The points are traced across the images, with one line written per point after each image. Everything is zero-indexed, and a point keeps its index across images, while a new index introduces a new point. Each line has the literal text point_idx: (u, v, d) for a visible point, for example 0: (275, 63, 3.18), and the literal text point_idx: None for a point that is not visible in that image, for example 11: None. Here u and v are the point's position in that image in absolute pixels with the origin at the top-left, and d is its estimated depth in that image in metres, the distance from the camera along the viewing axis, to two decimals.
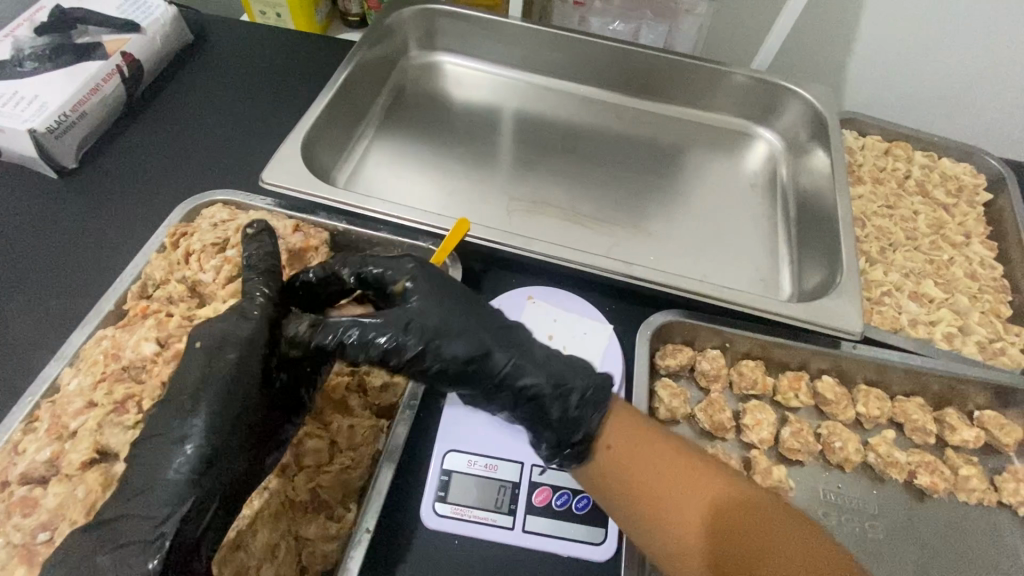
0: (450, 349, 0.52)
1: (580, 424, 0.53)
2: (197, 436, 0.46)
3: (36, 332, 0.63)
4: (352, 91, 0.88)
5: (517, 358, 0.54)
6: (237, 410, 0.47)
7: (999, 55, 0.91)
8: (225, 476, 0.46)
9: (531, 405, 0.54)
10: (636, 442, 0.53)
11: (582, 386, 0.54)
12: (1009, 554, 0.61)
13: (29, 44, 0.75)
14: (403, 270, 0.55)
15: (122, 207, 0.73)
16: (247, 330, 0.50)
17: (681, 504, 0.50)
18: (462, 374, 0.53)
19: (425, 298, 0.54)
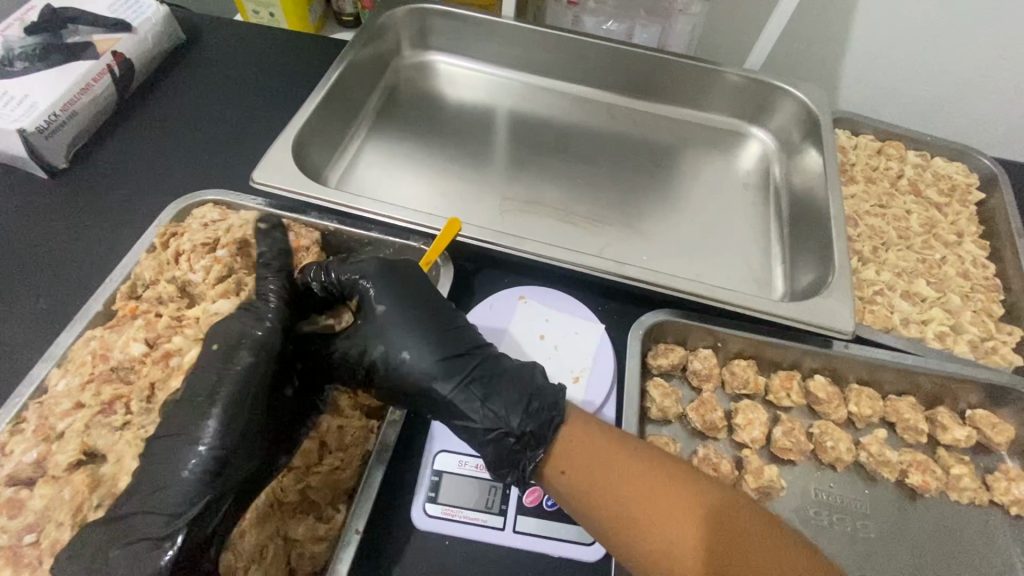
0: (395, 376, 0.54)
1: (513, 462, 0.52)
2: (213, 435, 0.45)
3: (26, 332, 0.63)
4: (344, 91, 0.87)
5: (457, 393, 0.53)
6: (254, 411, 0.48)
7: (992, 55, 0.91)
8: (239, 476, 0.46)
9: (465, 436, 0.54)
10: (607, 454, 0.52)
11: (517, 428, 0.51)
12: (1001, 553, 0.60)
13: (19, 44, 0.75)
14: (362, 291, 0.57)
15: (113, 206, 0.73)
16: (261, 333, 0.51)
17: (654, 521, 0.48)
18: (408, 399, 0.55)
19: (377, 320, 0.55)
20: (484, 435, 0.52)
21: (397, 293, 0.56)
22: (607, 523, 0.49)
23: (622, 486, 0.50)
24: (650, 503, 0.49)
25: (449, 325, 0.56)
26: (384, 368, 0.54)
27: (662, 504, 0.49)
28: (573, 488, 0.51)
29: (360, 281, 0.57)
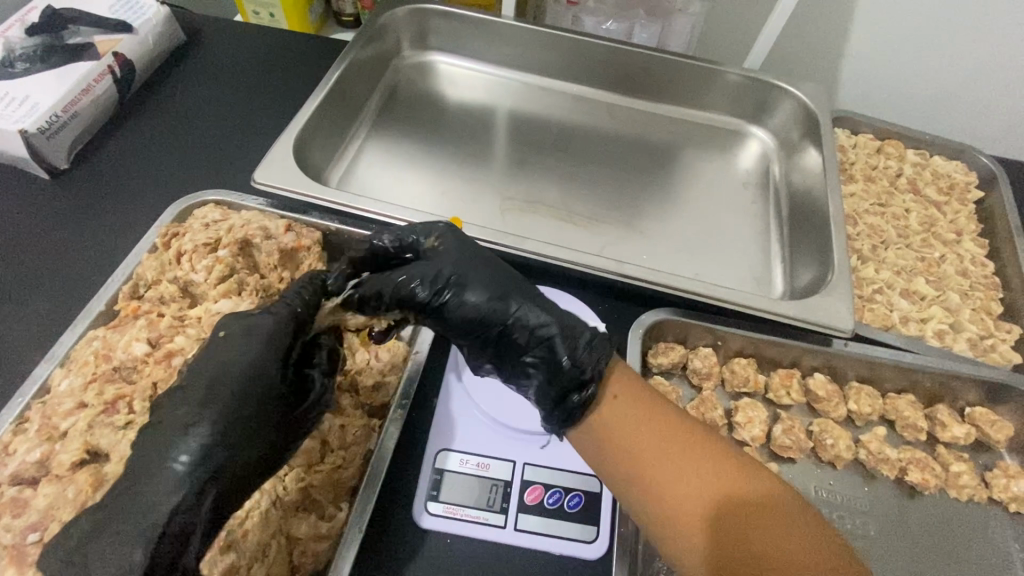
0: (465, 298, 0.52)
1: (586, 368, 0.51)
2: (212, 427, 0.42)
3: (28, 333, 0.63)
4: (344, 91, 0.87)
5: (528, 306, 0.52)
6: (259, 403, 0.44)
7: (991, 54, 0.92)
8: (238, 473, 0.42)
9: (542, 354, 0.52)
10: (641, 413, 0.50)
11: (591, 331, 0.52)
12: (1000, 550, 0.61)
13: (21, 45, 0.75)
14: (429, 228, 0.57)
15: (115, 207, 0.73)
16: (270, 322, 0.48)
17: (675, 491, 0.46)
18: (474, 326, 0.53)
19: (447, 248, 0.55)
20: (559, 343, 0.51)
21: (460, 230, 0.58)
22: (627, 482, 0.48)
23: (646, 452, 0.48)
24: (676, 472, 0.46)
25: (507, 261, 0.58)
26: (455, 290, 0.52)
27: (684, 476, 0.46)
28: (601, 440, 0.50)
29: (422, 228, 0.57)
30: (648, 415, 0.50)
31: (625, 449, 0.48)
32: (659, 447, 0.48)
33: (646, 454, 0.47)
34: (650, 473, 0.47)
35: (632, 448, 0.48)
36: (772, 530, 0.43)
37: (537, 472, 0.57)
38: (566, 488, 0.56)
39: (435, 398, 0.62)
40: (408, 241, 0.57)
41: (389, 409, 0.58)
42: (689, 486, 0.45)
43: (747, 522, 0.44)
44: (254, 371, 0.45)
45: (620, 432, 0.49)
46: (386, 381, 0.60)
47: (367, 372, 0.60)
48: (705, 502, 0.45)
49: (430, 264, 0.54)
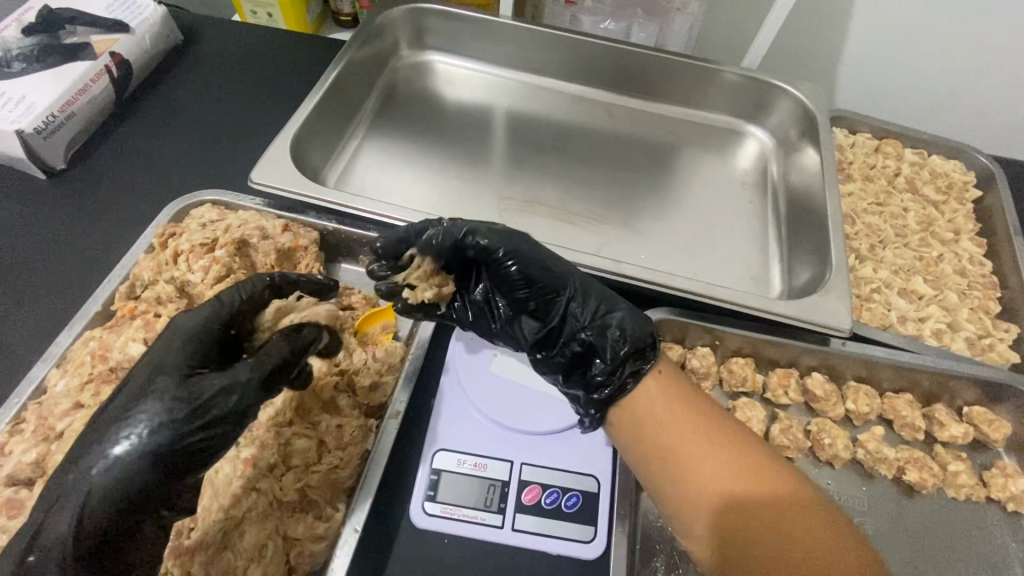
0: (544, 266, 0.55)
1: (646, 339, 0.54)
2: (98, 437, 0.38)
3: (25, 333, 0.63)
4: (342, 90, 0.87)
5: (592, 283, 0.56)
6: (136, 413, 0.39)
7: (988, 53, 0.92)
8: (100, 496, 0.37)
9: (613, 324, 0.54)
10: (676, 400, 0.52)
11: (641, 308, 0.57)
12: (997, 549, 0.61)
13: (17, 44, 0.75)
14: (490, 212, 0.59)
15: (113, 207, 0.73)
16: (188, 320, 0.45)
17: (699, 472, 0.48)
18: (547, 292, 0.55)
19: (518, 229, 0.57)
20: (624, 314, 0.54)
21: None
22: (656, 458, 0.50)
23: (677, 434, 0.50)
24: (703, 454, 0.49)
25: None
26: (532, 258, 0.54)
27: (711, 460, 0.49)
28: (635, 419, 0.52)
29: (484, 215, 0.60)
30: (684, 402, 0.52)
31: (657, 430, 0.51)
32: (691, 431, 0.50)
33: (677, 435, 0.50)
34: (679, 453, 0.49)
35: (665, 428, 0.51)
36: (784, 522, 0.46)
37: (535, 472, 0.57)
38: (564, 488, 0.56)
39: (433, 398, 0.62)
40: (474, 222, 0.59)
41: (387, 408, 0.58)
42: (714, 469, 0.48)
43: (761, 511, 0.46)
44: (153, 376, 0.41)
45: (656, 410, 0.52)
46: (383, 381, 0.60)
47: (364, 372, 0.59)
48: (727, 487, 0.47)
49: (517, 239, 0.55)
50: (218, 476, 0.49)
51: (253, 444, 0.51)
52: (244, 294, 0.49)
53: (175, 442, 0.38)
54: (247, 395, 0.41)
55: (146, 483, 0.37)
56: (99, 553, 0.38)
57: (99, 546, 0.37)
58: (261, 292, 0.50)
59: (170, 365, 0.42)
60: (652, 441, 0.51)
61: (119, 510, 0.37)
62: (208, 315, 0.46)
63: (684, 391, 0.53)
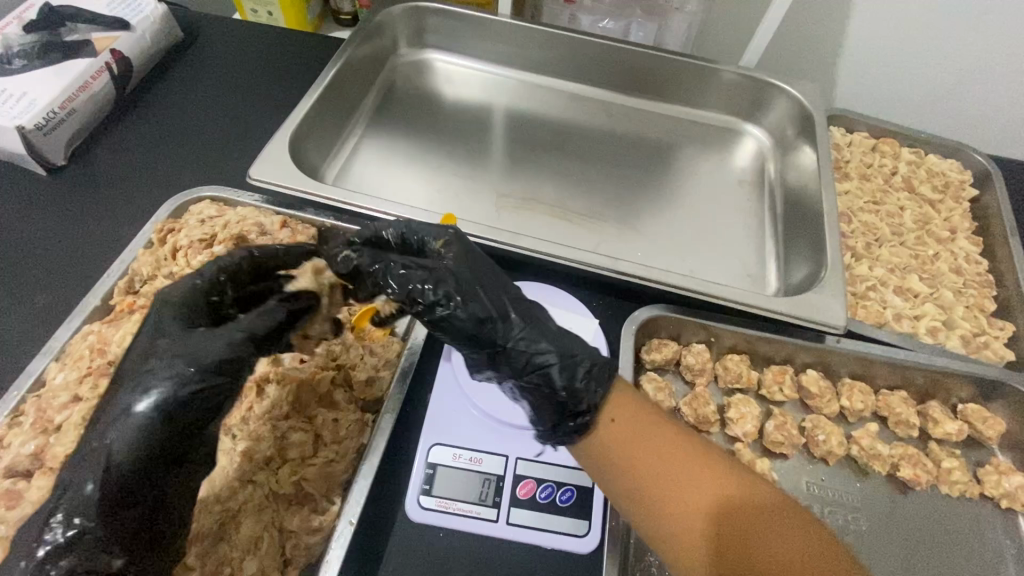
0: (469, 303, 0.50)
1: (581, 400, 0.50)
2: (113, 405, 0.41)
3: (24, 327, 0.63)
4: (341, 88, 0.88)
5: (529, 329, 0.51)
6: (145, 373, 0.42)
7: (984, 52, 0.92)
8: (127, 450, 0.39)
9: (537, 378, 0.51)
10: (643, 426, 0.50)
11: (590, 360, 0.51)
12: (990, 546, 0.61)
13: (18, 42, 0.76)
14: (442, 233, 0.56)
15: (113, 203, 0.74)
16: (179, 292, 0.48)
17: (682, 501, 0.46)
18: (474, 332, 0.51)
19: (459, 257, 0.54)
20: (557, 372, 0.50)
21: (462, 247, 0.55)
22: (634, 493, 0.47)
23: (650, 463, 0.48)
24: (680, 482, 0.46)
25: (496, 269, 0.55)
26: (456, 297, 0.50)
27: (689, 485, 0.46)
28: (603, 451, 0.49)
29: (433, 229, 0.56)
30: (648, 426, 0.50)
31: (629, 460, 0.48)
32: (663, 453, 0.48)
33: (649, 459, 0.48)
34: (653, 478, 0.47)
35: (637, 463, 0.48)
36: (771, 533, 0.44)
37: (530, 466, 0.57)
38: (559, 482, 0.56)
39: (428, 391, 0.63)
40: (415, 238, 0.56)
41: (384, 402, 0.58)
42: (692, 490, 0.46)
43: (748, 526, 0.44)
44: (146, 344, 0.44)
45: (623, 437, 0.49)
46: (380, 375, 0.60)
47: (361, 367, 0.60)
48: (708, 506, 0.45)
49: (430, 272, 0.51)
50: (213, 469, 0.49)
51: (249, 437, 0.51)
52: (222, 268, 0.51)
53: (184, 392, 0.41)
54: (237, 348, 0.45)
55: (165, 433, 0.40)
56: (122, 515, 0.38)
57: (124, 505, 0.38)
58: (238, 264, 0.52)
59: (167, 333, 0.45)
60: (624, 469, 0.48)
61: (144, 464, 0.39)
62: (193, 283, 0.49)
63: (647, 412, 0.51)
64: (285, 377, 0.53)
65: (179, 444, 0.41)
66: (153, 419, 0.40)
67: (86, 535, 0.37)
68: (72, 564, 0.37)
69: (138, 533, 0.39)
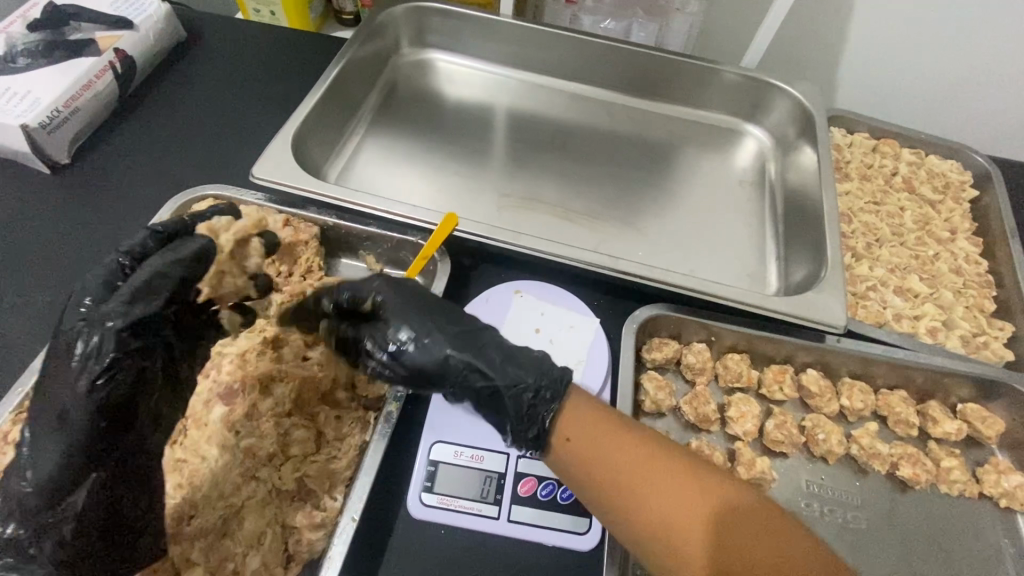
0: (420, 347, 0.53)
1: (529, 424, 0.51)
2: (42, 399, 0.41)
3: (29, 325, 0.64)
4: (343, 87, 0.88)
5: (474, 364, 0.53)
6: (65, 363, 0.41)
7: (984, 53, 0.92)
8: (52, 451, 0.39)
9: (485, 403, 0.53)
10: (614, 436, 0.49)
11: (536, 384, 0.51)
12: (989, 545, 0.61)
13: (22, 40, 0.76)
14: (370, 288, 0.56)
15: (116, 202, 0.74)
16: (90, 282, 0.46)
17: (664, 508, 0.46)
18: (425, 373, 0.54)
19: (394, 310, 0.55)
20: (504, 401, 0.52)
21: (401, 296, 0.55)
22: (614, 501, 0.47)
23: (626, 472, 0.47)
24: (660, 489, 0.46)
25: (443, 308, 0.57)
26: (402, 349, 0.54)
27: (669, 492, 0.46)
28: (575, 461, 0.49)
29: (362, 284, 0.57)
30: (620, 435, 0.49)
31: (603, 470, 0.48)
32: (636, 463, 0.48)
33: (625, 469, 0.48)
34: (632, 491, 0.47)
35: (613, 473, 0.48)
36: (757, 531, 0.45)
37: (531, 464, 0.57)
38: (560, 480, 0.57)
39: (430, 389, 0.63)
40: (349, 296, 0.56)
41: (386, 400, 0.58)
42: (673, 497, 0.46)
43: (733, 527, 0.45)
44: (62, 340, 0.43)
45: (593, 453, 0.49)
46: None
47: (364, 364, 0.60)
48: (694, 511, 0.45)
49: (375, 335, 0.54)
50: (217, 465, 0.49)
51: (253, 434, 0.52)
52: (127, 251, 0.48)
53: (92, 380, 0.40)
54: (125, 317, 0.42)
55: (81, 428, 0.39)
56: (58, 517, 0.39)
57: (61, 507, 0.39)
58: (144, 244, 0.49)
59: (74, 321, 0.43)
60: (601, 485, 0.48)
61: (66, 464, 0.39)
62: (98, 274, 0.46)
63: (613, 421, 0.51)
64: (290, 374, 0.55)
65: (100, 437, 0.40)
66: (70, 415, 0.40)
67: (22, 538, 0.39)
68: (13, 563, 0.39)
69: (81, 532, 0.40)
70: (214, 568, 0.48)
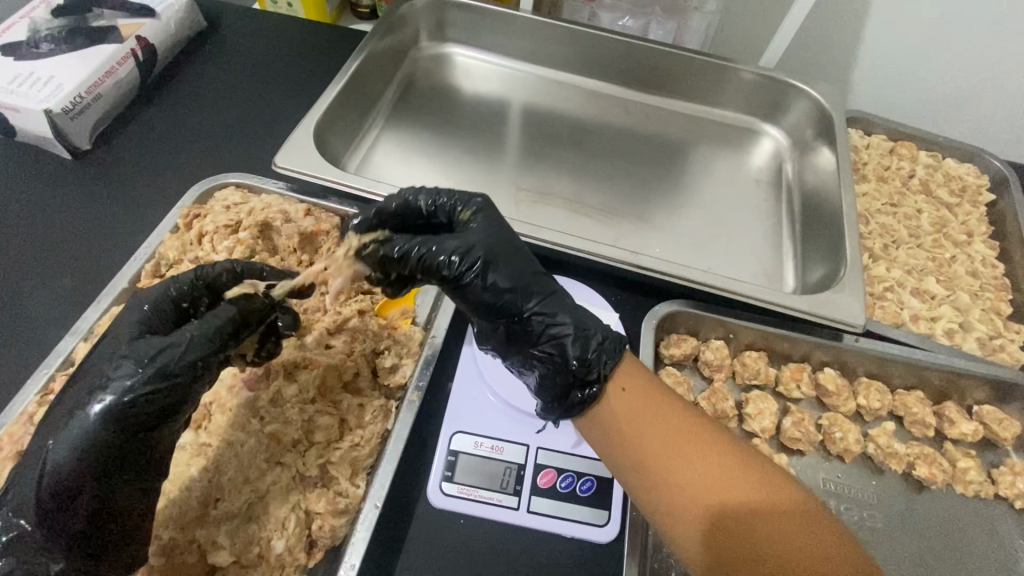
0: (501, 272, 0.51)
1: (591, 370, 0.51)
2: (69, 399, 0.42)
3: (52, 308, 0.64)
4: (364, 80, 0.88)
5: (548, 301, 0.52)
6: (100, 375, 0.41)
7: (1003, 57, 0.92)
8: (72, 455, 0.39)
9: (548, 345, 0.51)
10: (655, 402, 0.51)
11: (602, 334, 0.52)
12: (1004, 546, 0.61)
13: (46, 26, 0.76)
14: (471, 203, 0.56)
15: (137, 189, 0.74)
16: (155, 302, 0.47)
17: (689, 476, 0.47)
18: (495, 300, 0.51)
19: (486, 225, 0.53)
20: (571, 345, 0.51)
21: (496, 219, 0.55)
22: (640, 462, 0.48)
23: (660, 434, 0.49)
24: (688, 459, 0.48)
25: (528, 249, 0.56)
26: (483, 266, 0.50)
27: (697, 461, 0.47)
28: (609, 418, 0.51)
29: (463, 197, 0.56)
30: (660, 402, 0.51)
31: (636, 429, 0.49)
32: (671, 430, 0.49)
33: (658, 433, 0.49)
34: (663, 462, 0.48)
35: (645, 435, 0.49)
36: (777, 533, 0.44)
37: (551, 456, 0.58)
38: (579, 473, 0.57)
39: (450, 380, 0.63)
40: (446, 201, 0.56)
41: (407, 389, 0.58)
42: (705, 473, 0.47)
43: (754, 526, 0.45)
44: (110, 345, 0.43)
45: (634, 415, 0.50)
46: (404, 362, 0.60)
47: (386, 354, 0.60)
48: (714, 490, 0.46)
49: (462, 238, 0.52)
50: (242, 449, 0.51)
51: (278, 420, 0.54)
52: (197, 274, 0.49)
53: (130, 398, 0.39)
54: (198, 349, 0.41)
55: (112, 440, 0.39)
56: (65, 521, 0.39)
57: (65, 510, 0.39)
58: (218, 275, 0.50)
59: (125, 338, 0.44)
60: (631, 446, 0.49)
61: (83, 475, 0.39)
62: (164, 291, 0.47)
63: (657, 390, 0.52)
64: (314, 362, 0.56)
65: (125, 450, 0.40)
66: (97, 425, 0.39)
67: (27, 537, 0.39)
68: (11, 566, 0.39)
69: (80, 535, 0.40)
70: (238, 552, 0.48)
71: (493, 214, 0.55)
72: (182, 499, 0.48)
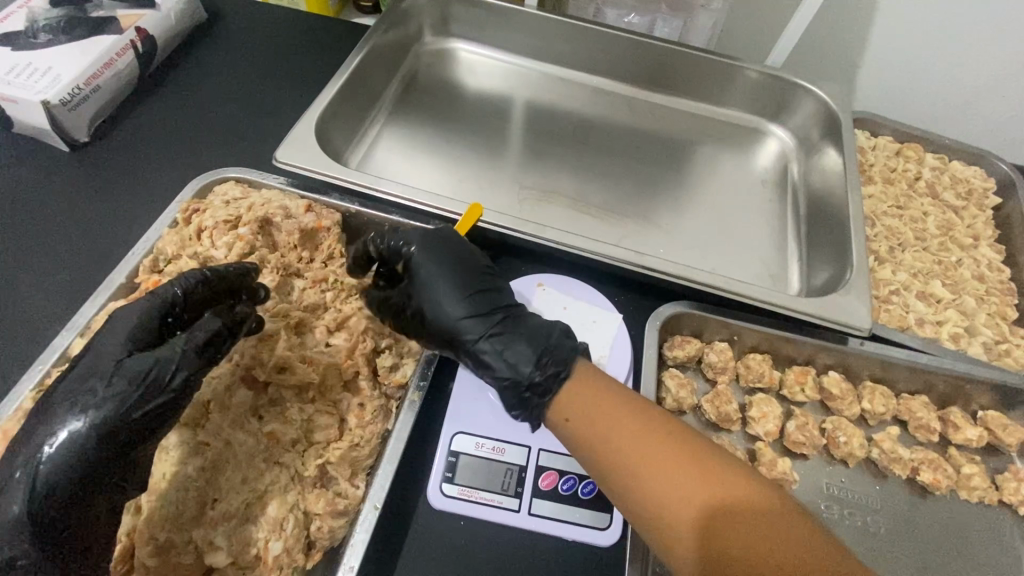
0: (439, 318, 0.56)
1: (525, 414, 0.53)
2: (39, 429, 0.41)
3: (49, 302, 0.63)
4: (366, 75, 0.87)
5: (482, 341, 0.55)
6: (88, 391, 0.41)
7: (1012, 58, 0.91)
8: (64, 473, 0.39)
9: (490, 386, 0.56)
10: (616, 413, 0.49)
11: (529, 376, 0.52)
12: (1007, 553, 0.61)
13: (44, 16, 0.75)
14: (404, 248, 0.59)
15: (137, 182, 0.73)
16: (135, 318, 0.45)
17: (663, 488, 0.45)
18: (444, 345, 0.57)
19: (419, 276, 0.58)
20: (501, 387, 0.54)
21: (431, 262, 0.58)
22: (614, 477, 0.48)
23: (627, 446, 0.48)
24: (658, 470, 0.46)
25: (472, 279, 0.58)
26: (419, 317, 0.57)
27: (669, 472, 0.46)
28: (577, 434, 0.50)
29: (398, 244, 0.60)
30: (623, 413, 0.49)
31: (604, 444, 0.48)
32: (637, 441, 0.48)
33: (625, 446, 0.48)
34: (636, 475, 0.47)
35: (614, 448, 0.48)
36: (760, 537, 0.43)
37: (554, 458, 0.57)
38: (580, 475, 0.56)
39: (451, 379, 0.63)
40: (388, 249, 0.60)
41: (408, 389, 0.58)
42: (676, 482, 0.46)
43: (737, 530, 0.44)
44: (96, 353, 0.43)
45: (600, 431, 0.49)
46: (405, 361, 0.61)
47: (385, 355, 0.60)
48: (689, 500, 0.45)
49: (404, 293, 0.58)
50: (242, 448, 0.51)
51: (277, 420, 0.53)
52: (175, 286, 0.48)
53: (129, 414, 0.41)
54: (188, 362, 0.43)
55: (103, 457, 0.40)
56: (56, 538, 0.40)
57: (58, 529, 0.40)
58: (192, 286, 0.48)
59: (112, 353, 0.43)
60: (598, 460, 0.49)
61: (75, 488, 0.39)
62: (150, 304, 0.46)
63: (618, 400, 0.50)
64: (314, 359, 0.56)
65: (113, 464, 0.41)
66: (90, 440, 0.40)
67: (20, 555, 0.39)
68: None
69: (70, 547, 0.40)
70: (235, 554, 0.48)
71: (427, 259, 0.58)
72: (179, 498, 0.47)
